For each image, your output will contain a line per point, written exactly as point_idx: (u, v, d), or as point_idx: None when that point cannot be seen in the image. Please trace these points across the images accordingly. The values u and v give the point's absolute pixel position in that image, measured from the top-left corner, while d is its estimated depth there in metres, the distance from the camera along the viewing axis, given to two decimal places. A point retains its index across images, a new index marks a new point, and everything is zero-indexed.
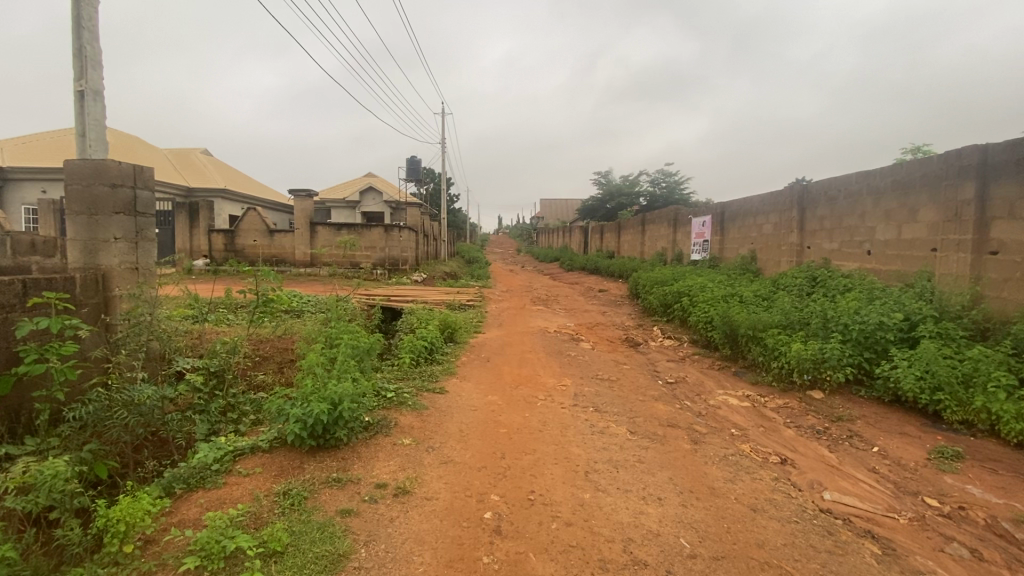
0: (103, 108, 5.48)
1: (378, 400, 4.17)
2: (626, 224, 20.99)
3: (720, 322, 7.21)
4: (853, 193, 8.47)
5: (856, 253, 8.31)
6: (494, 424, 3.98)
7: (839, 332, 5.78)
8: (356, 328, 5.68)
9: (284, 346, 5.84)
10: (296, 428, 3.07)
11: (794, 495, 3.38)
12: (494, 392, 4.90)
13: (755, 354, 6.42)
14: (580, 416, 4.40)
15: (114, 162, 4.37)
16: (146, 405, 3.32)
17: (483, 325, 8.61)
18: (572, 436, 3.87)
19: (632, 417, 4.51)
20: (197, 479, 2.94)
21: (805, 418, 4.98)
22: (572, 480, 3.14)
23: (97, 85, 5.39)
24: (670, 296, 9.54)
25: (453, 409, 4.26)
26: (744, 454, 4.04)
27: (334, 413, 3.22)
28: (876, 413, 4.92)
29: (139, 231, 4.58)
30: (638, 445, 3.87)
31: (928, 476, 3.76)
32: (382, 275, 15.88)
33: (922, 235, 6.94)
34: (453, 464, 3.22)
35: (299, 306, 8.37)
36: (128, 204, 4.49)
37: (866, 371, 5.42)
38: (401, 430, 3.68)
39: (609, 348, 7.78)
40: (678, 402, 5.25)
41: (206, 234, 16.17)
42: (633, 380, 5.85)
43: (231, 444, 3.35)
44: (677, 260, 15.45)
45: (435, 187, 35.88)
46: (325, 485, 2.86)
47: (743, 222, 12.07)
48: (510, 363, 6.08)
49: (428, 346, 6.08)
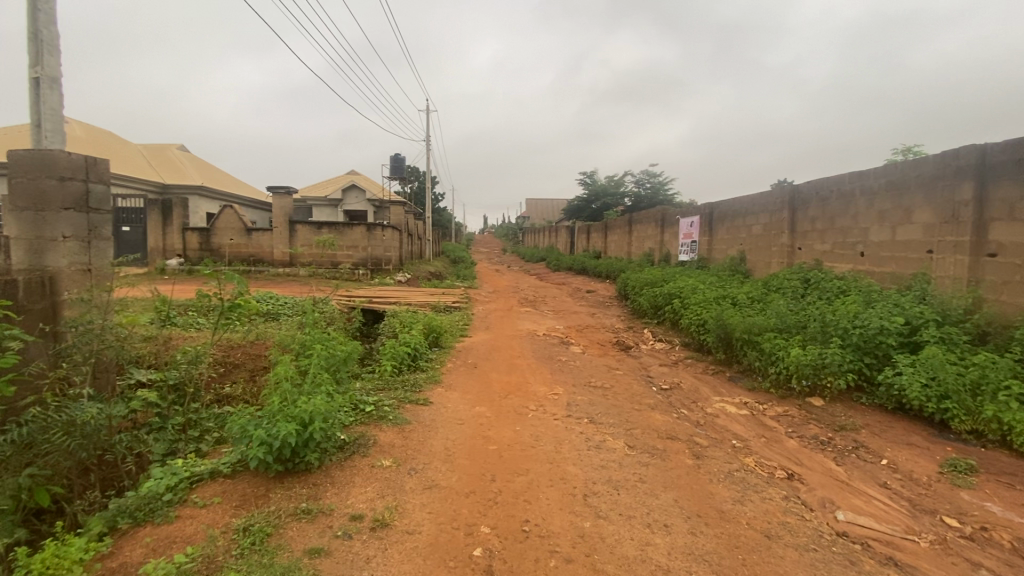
0: (60, 97, 5.04)
1: (356, 415, 3.83)
2: (613, 224, 20.82)
3: (715, 325, 7.00)
4: (845, 194, 8.33)
5: (848, 254, 8.18)
6: (482, 440, 3.67)
7: (839, 337, 5.58)
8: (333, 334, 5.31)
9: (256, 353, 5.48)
10: (261, 452, 2.72)
11: (808, 517, 3.13)
12: (482, 402, 4.59)
13: (751, 359, 6.22)
14: (574, 428, 4.12)
15: (63, 154, 3.99)
16: (91, 426, 2.94)
17: (469, 328, 8.29)
18: (567, 453, 3.58)
19: (629, 429, 4.24)
20: (145, 512, 2.58)
21: (807, 428, 4.77)
22: (570, 506, 2.85)
23: (54, 72, 4.95)
24: (661, 298, 9.31)
25: (438, 423, 3.95)
26: (749, 469, 3.79)
27: (304, 434, 2.86)
28: (880, 422, 4.73)
29: (92, 229, 4.20)
30: (638, 462, 3.60)
31: (944, 493, 3.55)
32: (365, 276, 15.36)
33: (918, 237, 6.81)
34: (438, 489, 2.91)
35: (274, 309, 7.94)
36: (80, 198, 4.10)
37: (867, 378, 5.23)
38: (381, 450, 3.35)
39: (600, 352, 7.52)
40: (675, 411, 5.00)
41: (181, 233, 15.65)
42: (628, 387, 5.58)
43: (188, 468, 3.00)
44: (664, 261, 15.29)
45: (419, 187, 35.41)
46: (292, 518, 2.51)
47: (732, 222, 11.94)
48: (498, 370, 5.77)
49: (411, 352, 5.72)
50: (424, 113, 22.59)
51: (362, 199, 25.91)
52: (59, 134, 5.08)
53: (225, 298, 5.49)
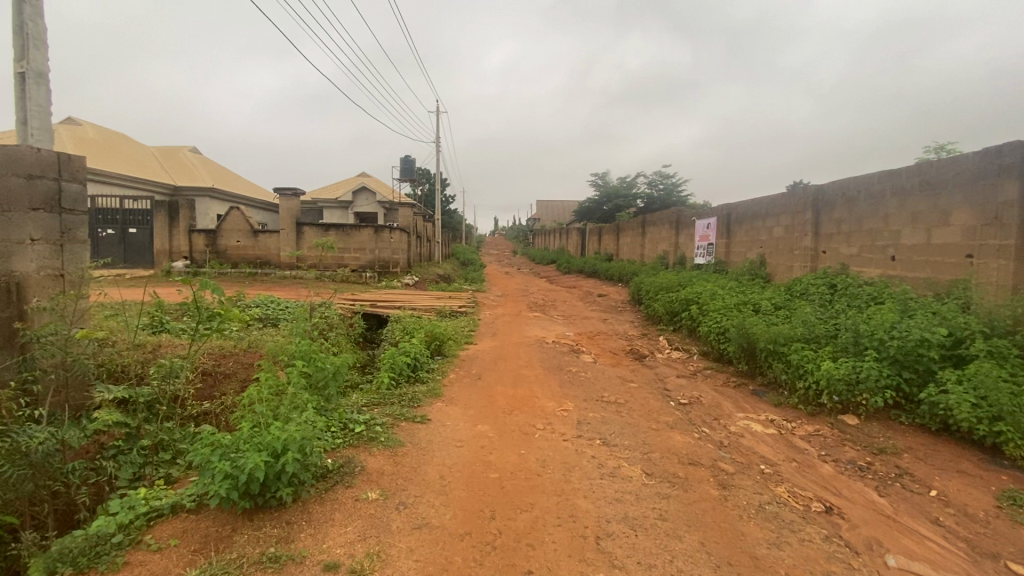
0: (48, 94, 4.70)
1: (345, 437, 3.48)
2: (626, 226, 20.36)
3: (736, 334, 6.56)
4: (875, 195, 7.85)
5: (878, 258, 7.69)
6: (482, 467, 3.30)
7: (874, 349, 5.12)
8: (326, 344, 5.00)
9: (249, 361, 5.46)
10: (224, 488, 2.36)
11: (854, 564, 2.72)
12: (485, 421, 4.21)
13: (776, 371, 5.78)
14: (586, 452, 3.74)
15: (29, 150, 3.72)
16: (39, 454, 2.61)
17: (475, 335, 7.93)
18: (578, 484, 3.20)
19: (647, 452, 3.85)
20: (90, 557, 2.24)
21: (842, 451, 4.34)
22: (580, 552, 2.47)
23: (41, 67, 4.61)
24: (677, 304, 8.88)
25: (435, 445, 3.58)
26: (782, 500, 3.38)
27: (275, 467, 2.50)
28: (924, 445, 4.28)
29: (65, 231, 3.94)
30: (656, 493, 3.21)
31: (1007, 533, 3.11)
32: (372, 279, 15.09)
33: (956, 240, 6.33)
34: (428, 529, 2.55)
35: (271, 316, 7.65)
36: (50, 198, 3.84)
37: (906, 394, 4.78)
38: (368, 479, 2.99)
39: (612, 361, 7.11)
40: (695, 430, 4.60)
41: (187, 235, 15.47)
42: (644, 402, 5.17)
43: (148, 500, 2.66)
44: (679, 264, 14.81)
45: (429, 189, 35.24)
46: (255, 568, 2.16)
47: (751, 224, 11.45)
48: (503, 382, 5.40)
49: (412, 362, 5.37)
50: (435, 114, 22.34)
51: (372, 201, 25.72)
52: (47, 134, 4.71)
53: (206, 308, 5.18)
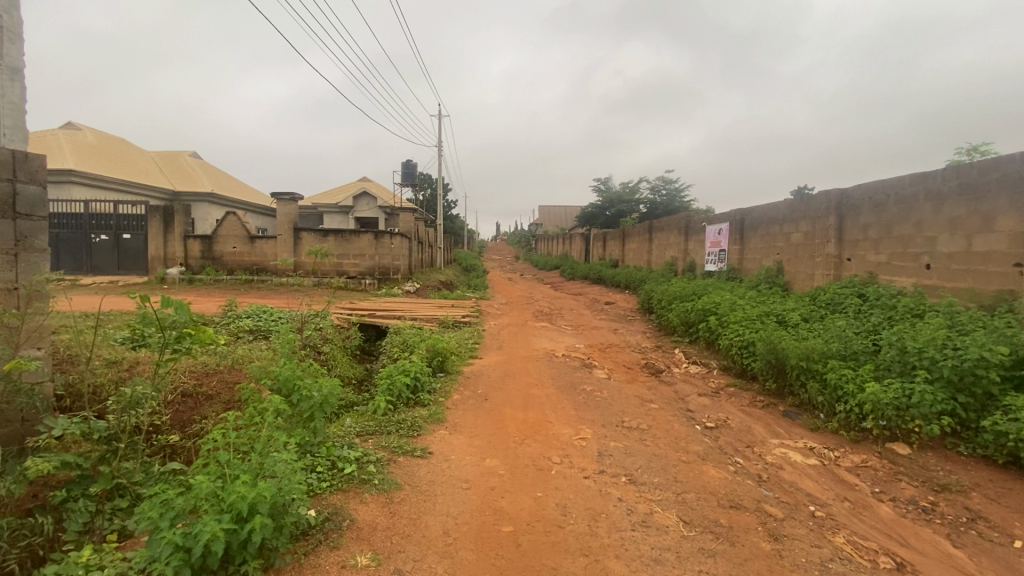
0: (23, 93, 3.58)
1: (333, 479, 2.97)
2: (632, 232, 19.90)
3: (763, 350, 6.06)
4: (905, 199, 7.36)
5: (910, 266, 7.19)
6: (494, 517, 2.81)
7: (924, 369, 4.61)
8: (315, 365, 4.51)
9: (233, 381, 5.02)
10: (172, 565, 1.87)
11: None
12: (494, 454, 3.72)
13: (811, 392, 5.28)
14: (612, 494, 3.25)
15: None
16: None
17: (480, 348, 7.43)
18: (607, 538, 2.71)
19: (681, 493, 3.36)
20: None
21: (898, 488, 3.85)
22: None
23: (13, 61, 3.50)
24: (693, 314, 8.38)
25: (438, 487, 3.09)
26: (846, 555, 2.90)
27: (238, 535, 2.00)
28: (993, 482, 3.78)
29: (20, 239, 3.50)
30: (701, 549, 2.72)
31: None
32: (371, 285, 14.62)
33: (1001, 248, 5.85)
34: None
35: (261, 329, 7.19)
36: (3, 201, 3.43)
37: (964, 420, 4.28)
38: (358, 535, 2.50)
39: (627, 377, 6.61)
40: (730, 462, 4.10)
41: (182, 241, 15.01)
42: (669, 427, 4.68)
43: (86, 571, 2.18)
44: (689, 270, 14.32)
45: (429, 194, 34.85)
46: None
47: (767, 230, 10.95)
48: (512, 404, 4.91)
49: (411, 383, 4.88)
50: (437, 117, 21.97)
51: (373, 206, 25.30)
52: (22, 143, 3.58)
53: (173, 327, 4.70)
